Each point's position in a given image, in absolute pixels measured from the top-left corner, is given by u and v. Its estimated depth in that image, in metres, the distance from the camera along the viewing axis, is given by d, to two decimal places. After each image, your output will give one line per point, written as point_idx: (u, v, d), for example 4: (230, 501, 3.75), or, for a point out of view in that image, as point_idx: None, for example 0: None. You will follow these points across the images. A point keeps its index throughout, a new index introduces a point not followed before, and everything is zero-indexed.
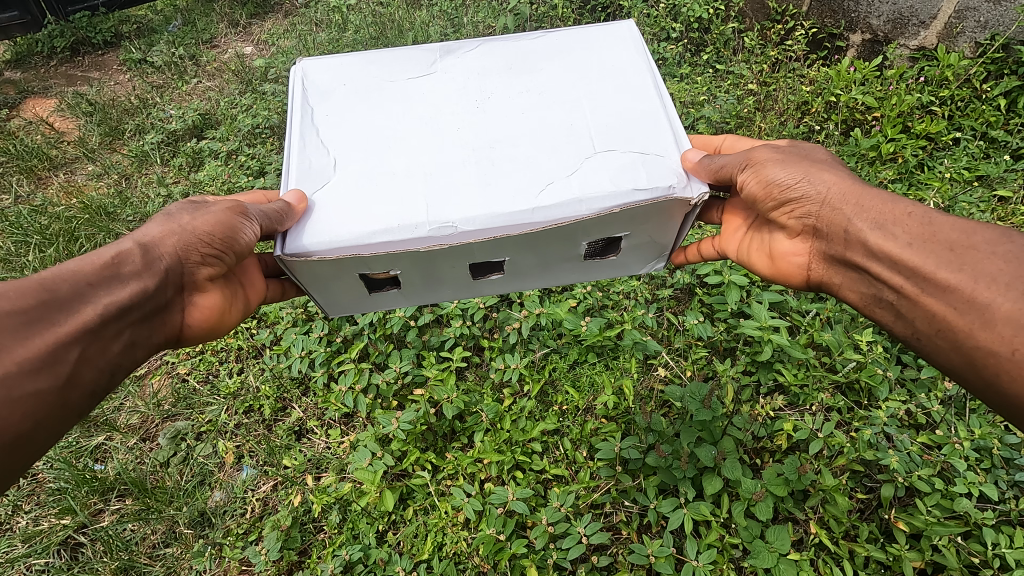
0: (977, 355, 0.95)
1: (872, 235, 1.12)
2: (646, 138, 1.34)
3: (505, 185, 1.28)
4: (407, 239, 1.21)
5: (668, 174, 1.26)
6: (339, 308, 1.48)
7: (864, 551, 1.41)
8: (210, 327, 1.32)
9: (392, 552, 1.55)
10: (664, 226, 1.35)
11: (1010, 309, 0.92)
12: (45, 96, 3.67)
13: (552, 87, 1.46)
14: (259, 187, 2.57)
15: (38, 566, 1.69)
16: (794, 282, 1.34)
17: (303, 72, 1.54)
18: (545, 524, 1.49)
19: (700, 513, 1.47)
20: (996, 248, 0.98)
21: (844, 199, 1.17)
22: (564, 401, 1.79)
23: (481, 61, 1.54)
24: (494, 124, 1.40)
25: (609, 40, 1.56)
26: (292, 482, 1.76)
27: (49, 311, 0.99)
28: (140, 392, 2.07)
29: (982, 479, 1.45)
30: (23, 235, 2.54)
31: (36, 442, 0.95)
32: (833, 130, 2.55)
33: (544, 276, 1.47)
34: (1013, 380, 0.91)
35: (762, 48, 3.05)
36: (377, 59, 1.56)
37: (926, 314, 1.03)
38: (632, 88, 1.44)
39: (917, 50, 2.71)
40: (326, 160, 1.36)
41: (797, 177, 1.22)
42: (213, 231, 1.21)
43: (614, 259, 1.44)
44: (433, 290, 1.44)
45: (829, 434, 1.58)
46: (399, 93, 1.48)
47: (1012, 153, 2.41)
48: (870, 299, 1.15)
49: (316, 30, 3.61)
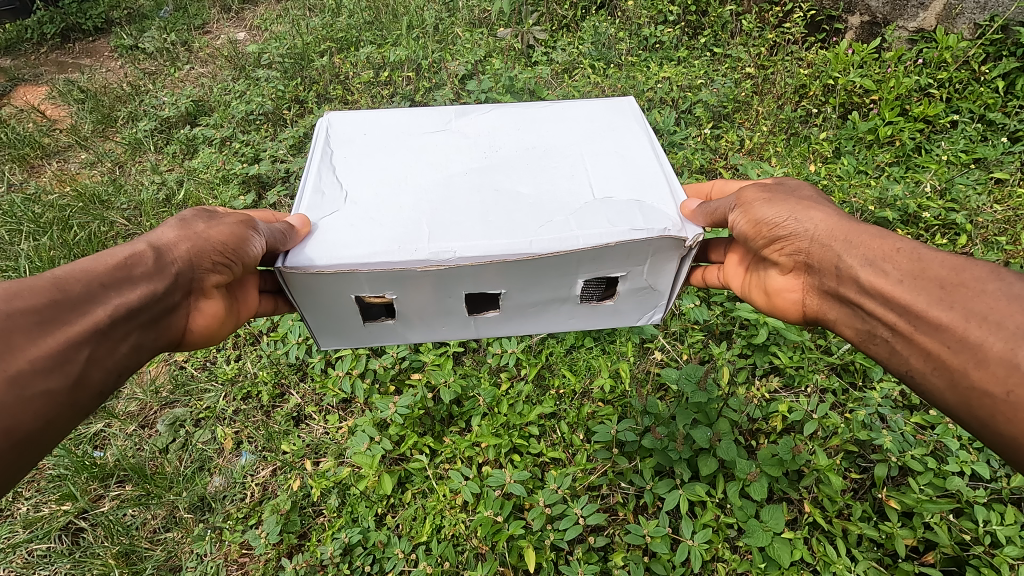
0: (973, 396, 0.89)
1: (863, 271, 1.07)
2: (645, 188, 1.37)
3: (506, 221, 1.29)
4: (406, 260, 1.21)
5: (664, 218, 1.28)
6: (333, 340, 1.46)
7: (857, 529, 1.43)
8: (209, 334, 1.28)
9: (392, 534, 1.56)
10: (661, 270, 1.35)
11: (1001, 349, 0.85)
12: (35, 84, 3.62)
13: (557, 143, 1.51)
14: (253, 174, 2.53)
15: (40, 551, 1.70)
16: (793, 317, 1.30)
17: (327, 122, 1.60)
18: (542, 506, 1.50)
19: (695, 494, 1.49)
20: (986, 285, 0.91)
21: (834, 235, 1.13)
22: (561, 384, 1.80)
23: (491, 119, 1.60)
24: (499, 171, 1.43)
25: (611, 110, 1.63)
26: (291, 467, 1.77)
27: (61, 311, 0.96)
28: (138, 379, 2.08)
29: (974, 458, 1.48)
30: (16, 223, 2.52)
31: (42, 442, 0.91)
32: (830, 114, 2.53)
33: (540, 318, 1.45)
34: (1009, 422, 0.84)
35: (760, 31, 3.01)
36: (396, 113, 1.62)
37: (921, 352, 0.96)
38: (631, 148, 1.49)
39: (915, 32, 2.70)
40: (338, 193, 1.38)
41: (784, 215, 1.19)
42: (227, 242, 1.19)
43: (612, 305, 1.43)
44: (430, 325, 1.42)
45: (823, 416, 1.61)
46: (412, 143, 1.52)
47: (1010, 135, 2.39)
48: (864, 335, 1.10)
49: (309, 15, 3.56)
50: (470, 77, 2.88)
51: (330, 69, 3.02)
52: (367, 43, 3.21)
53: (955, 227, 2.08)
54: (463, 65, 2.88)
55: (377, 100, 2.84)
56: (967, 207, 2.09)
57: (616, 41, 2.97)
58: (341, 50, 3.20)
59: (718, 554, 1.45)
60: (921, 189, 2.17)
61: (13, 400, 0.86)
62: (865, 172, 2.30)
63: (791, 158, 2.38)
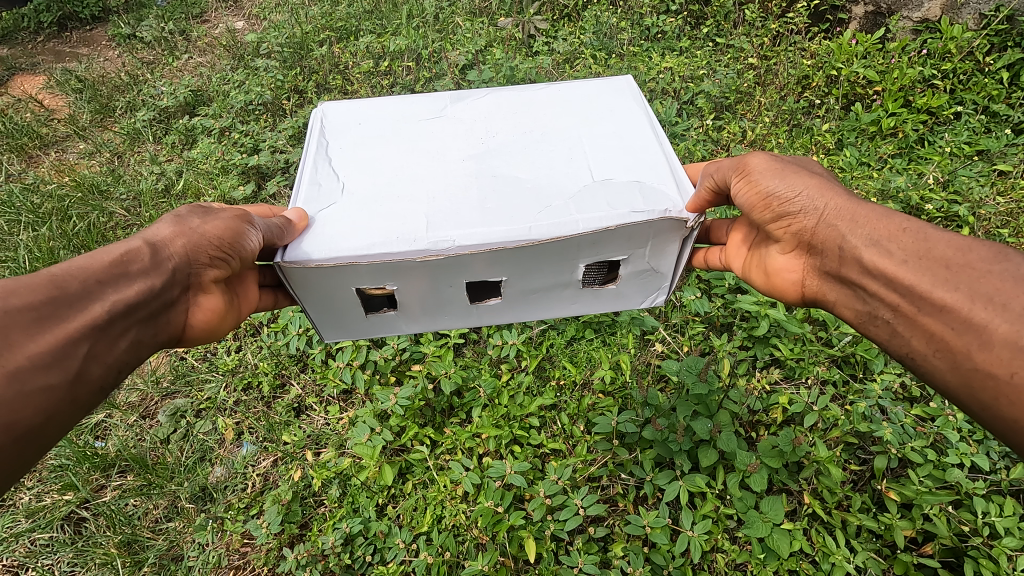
0: (975, 378, 0.88)
1: (867, 252, 1.06)
2: (644, 169, 1.36)
3: (505, 208, 1.28)
4: (405, 251, 1.20)
5: (664, 200, 1.27)
6: (337, 333, 1.45)
7: (856, 521, 1.44)
8: (210, 329, 1.27)
9: (392, 525, 1.57)
10: (663, 252, 1.34)
11: (1006, 331, 0.85)
12: (33, 72, 3.60)
13: (555, 127, 1.50)
14: (253, 164, 2.52)
15: (43, 540, 1.71)
16: (792, 298, 1.29)
17: (323, 114, 1.58)
18: (542, 497, 1.50)
19: (695, 485, 1.49)
20: (992, 267, 0.92)
21: (840, 213, 1.12)
22: (562, 375, 1.80)
23: (488, 104, 1.58)
24: (497, 157, 1.42)
25: (609, 90, 1.62)
26: (292, 457, 1.77)
27: (59, 307, 0.95)
28: (139, 371, 2.09)
29: (974, 451, 1.49)
30: (15, 213, 2.52)
31: (44, 438, 0.91)
32: (833, 105, 2.52)
33: (542, 306, 1.44)
34: (1012, 405, 0.84)
35: (763, 21, 2.97)
36: (392, 103, 1.60)
37: (924, 334, 0.96)
38: (630, 130, 1.48)
39: (920, 22, 2.68)
40: (335, 184, 1.37)
41: (795, 189, 1.16)
42: (223, 236, 1.19)
43: (614, 289, 1.43)
44: (432, 316, 1.42)
45: (824, 408, 1.61)
46: (408, 131, 1.51)
47: (1013, 127, 2.38)
48: (864, 317, 1.09)
49: (309, 3, 3.53)
50: (470, 67, 2.87)
51: (329, 58, 2.99)
52: (367, 32, 3.18)
53: (957, 219, 2.07)
54: (464, 55, 2.86)
55: (377, 90, 2.82)
56: (969, 198, 2.07)
57: (617, 31, 2.94)
58: (341, 39, 3.17)
59: (718, 544, 1.46)
60: (924, 181, 2.15)
61: (13, 395, 0.85)
62: (868, 164, 2.29)
63: (794, 150, 2.36)
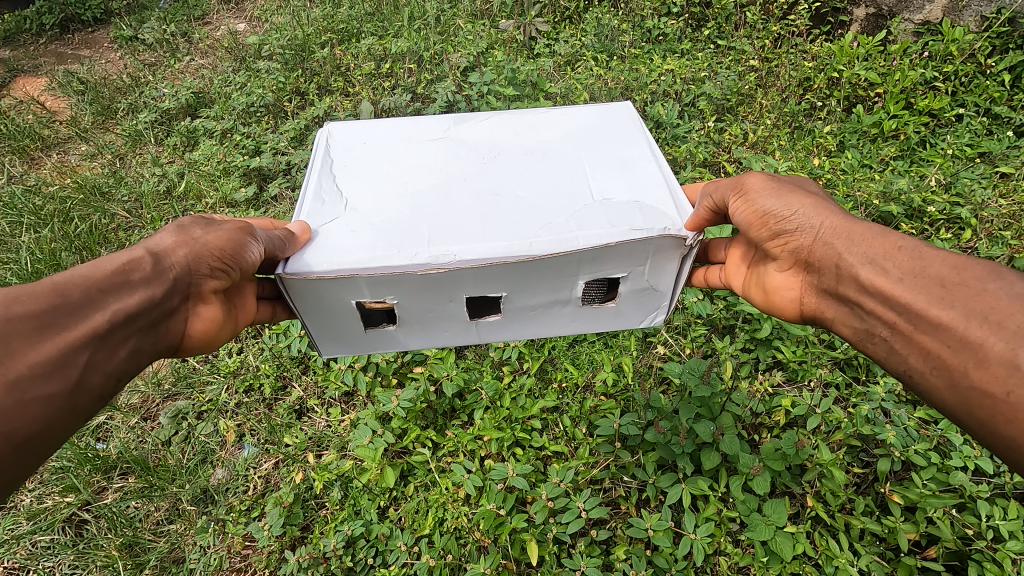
0: (972, 396, 0.87)
1: (863, 270, 1.05)
2: (645, 189, 1.37)
3: (507, 224, 1.28)
4: (406, 264, 1.20)
5: (664, 218, 1.27)
6: (335, 348, 1.44)
7: (860, 524, 1.43)
8: (208, 339, 1.27)
9: (394, 527, 1.57)
10: (662, 270, 1.33)
11: (1002, 350, 0.84)
12: (34, 74, 3.60)
13: (556, 147, 1.50)
14: (254, 166, 2.52)
15: (44, 542, 1.71)
16: (791, 316, 1.28)
17: (327, 133, 1.59)
18: (545, 499, 1.49)
19: (698, 488, 1.49)
20: (988, 285, 0.90)
21: (836, 232, 1.12)
22: (564, 378, 1.80)
23: (490, 125, 1.59)
24: (498, 176, 1.43)
25: (609, 113, 1.63)
26: (293, 459, 1.77)
27: (60, 316, 0.95)
28: (141, 373, 2.09)
29: (978, 453, 1.48)
30: (17, 215, 2.52)
31: (41, 448, 0.91)
32: (835, 107, 2.52)
33: (541, 323, 1.44)
34: (1009, 423, 0.82)
35: (764, 23, 2.97)
36: (396, 123, 1.61)
37: (920, 352, 0.95)
38: (630, 151, 1.48)
39: (921, 24, 2.68)
40: (338, 200, 1.38)
41: (791, 208, 1.17)
42: (224, 247, 1.19)
43: (613, 307, 1.42)
44: (431, 331, 1.41)
45: (827, 410, 1.60)
46: (411, 150, 1.51)
47: (1015, 129, 2.38)
48: (862, 334, 1.08)
49: (311, 5, 3.53)
50: (471, 69, 2.86)
51: (330, 60, 2.99)
52: (369, 34, 3.18)
53: (960, 221, 2.06)
54: (464, 57, 2.86)
55: (379, 92, 2.82)
56: (972, 201, 2.07)
57: (618, 33, 2.95)
58: (343, 41, 3.17)
59: (721, 547, 1.45)
60: (926, 183, 2.16)
61: (12, 404, 0.85)
62: (870, 165, 2.30)
63: (795, 152, 2.36)
